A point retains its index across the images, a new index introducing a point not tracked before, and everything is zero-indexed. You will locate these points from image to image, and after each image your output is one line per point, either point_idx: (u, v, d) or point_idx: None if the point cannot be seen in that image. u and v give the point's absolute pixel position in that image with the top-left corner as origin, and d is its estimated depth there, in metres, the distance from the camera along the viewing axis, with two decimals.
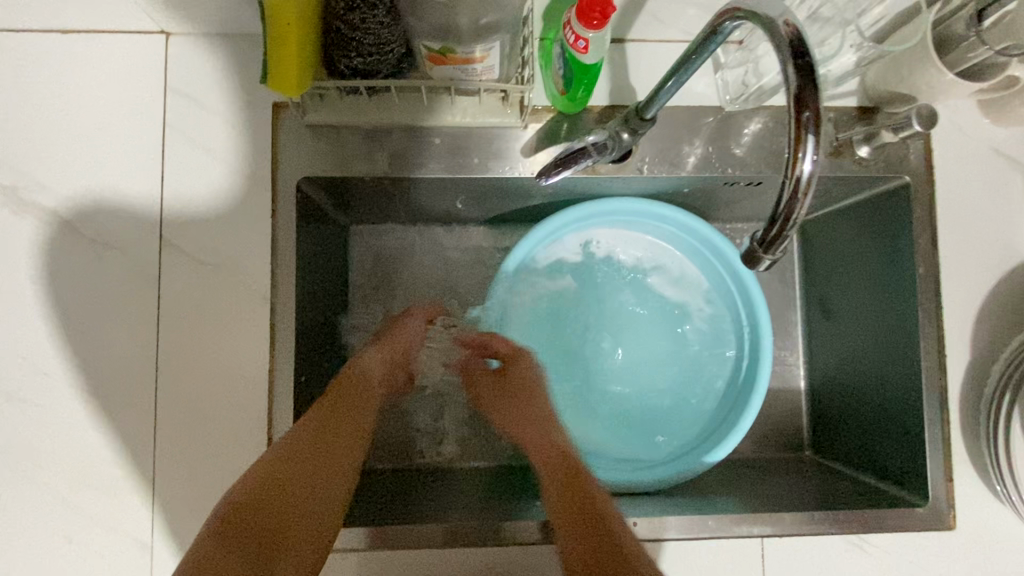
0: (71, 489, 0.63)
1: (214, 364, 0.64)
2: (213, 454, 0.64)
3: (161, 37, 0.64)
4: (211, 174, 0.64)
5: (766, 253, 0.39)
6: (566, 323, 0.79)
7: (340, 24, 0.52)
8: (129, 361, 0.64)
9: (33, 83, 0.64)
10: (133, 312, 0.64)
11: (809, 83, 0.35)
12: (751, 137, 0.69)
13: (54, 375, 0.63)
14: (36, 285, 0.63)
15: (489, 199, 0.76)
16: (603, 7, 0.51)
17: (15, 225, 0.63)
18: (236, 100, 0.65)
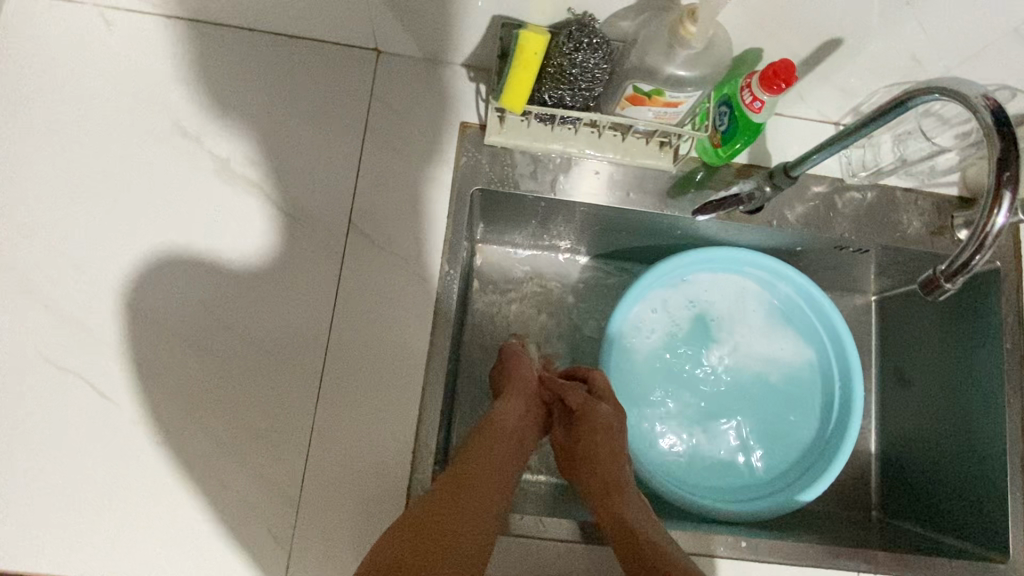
0: (229, 437, 0.66)
1: (378, 341, 0.69)
2: (365, 426, 0.67)
3: (375, 53, 0.74)
4: (400, 173, 0.72)
5: (948, 279, 0.48)
6: (669, 361, 0.85)
7: (562, 59, 0.60)
8: (301, 326, 0.69)
9: (258, 75, 0.73)
10: (313, 282, 0.69)
11: (1010, 147, 0.44)
12: (866, 208, 0.78)
13: (228, 332, 0.68)
14: (231, 246, 0.70)
15: (620, 233, 0.84)
16: (787, 76, 0.59)
17: (223, 191, 0.70)
18: (430, 115, 0.73)
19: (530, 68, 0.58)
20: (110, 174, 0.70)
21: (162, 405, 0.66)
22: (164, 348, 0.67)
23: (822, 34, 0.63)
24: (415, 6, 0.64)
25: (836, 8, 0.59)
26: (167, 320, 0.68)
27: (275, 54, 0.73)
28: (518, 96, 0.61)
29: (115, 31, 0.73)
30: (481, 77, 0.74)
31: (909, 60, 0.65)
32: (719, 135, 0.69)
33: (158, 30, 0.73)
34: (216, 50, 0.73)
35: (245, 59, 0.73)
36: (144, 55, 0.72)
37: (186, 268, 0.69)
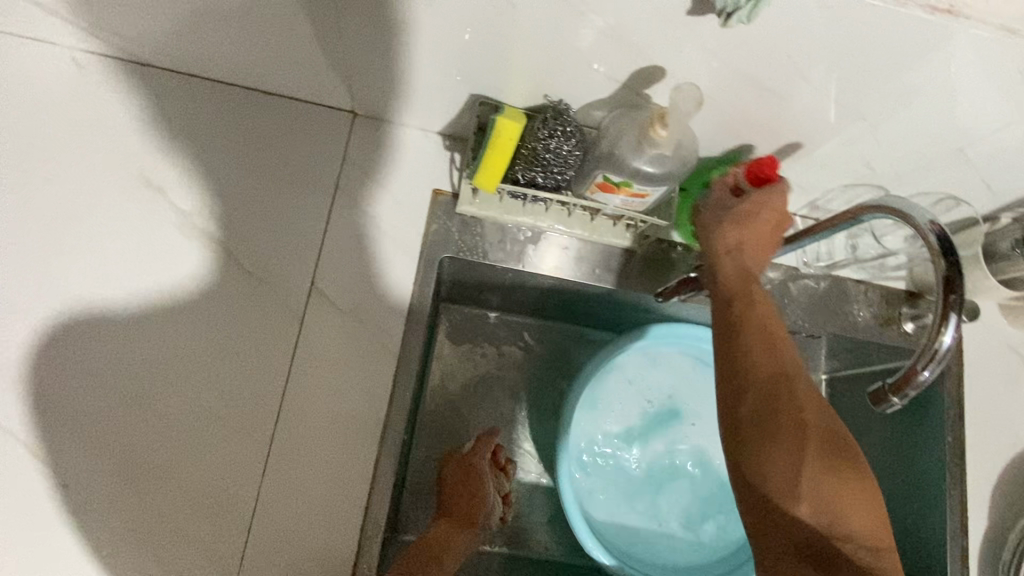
0: (167, 503, 0.63)
1: (334, 407, 0.67)
2: (315, 495, 0.65)
3: (349, 115, 0.74)
4: (369, 236, 0.72)
5: (896, 395, 0.50)
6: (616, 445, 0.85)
7: (535, 144, 0.61)
8: (254, 388, 0.66)
9: (229, 127, 0.72)
10: (270, 341, 0.68)
11: (954, 273, 0.47)
12: (820, 296, 0.80)
13: (176, 391, 0.65)
14: (188, 300, 0.68)
15: (583, 304, 0.85)
16: (772, 172, 0.55)
17: (185, 243, 0.69)
18: (402, 180, 0.74)
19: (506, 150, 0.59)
20: (65, 220, 0.68)
21: (97, 466, 0.62)
22: (106, 406, 0.64)
23: (786, 136, 0.66)
24: (397, 77, 0.65)
25: (800, 116, 0.62)
26: (111, 378, 0.65)
27: (253, 106, 0.73)
28: (491, 174, 0.61)
29: (86, 73, 0.71)
30: (456, 146, 0.75)
31: (864, 165, 0.69)
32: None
33: (133, 77, 0.72)
34: (190, 101, 0.72)
35: (219, 112, 0.72)
36: (115, 101, 0.71)
37: (137, 324, 0.66)
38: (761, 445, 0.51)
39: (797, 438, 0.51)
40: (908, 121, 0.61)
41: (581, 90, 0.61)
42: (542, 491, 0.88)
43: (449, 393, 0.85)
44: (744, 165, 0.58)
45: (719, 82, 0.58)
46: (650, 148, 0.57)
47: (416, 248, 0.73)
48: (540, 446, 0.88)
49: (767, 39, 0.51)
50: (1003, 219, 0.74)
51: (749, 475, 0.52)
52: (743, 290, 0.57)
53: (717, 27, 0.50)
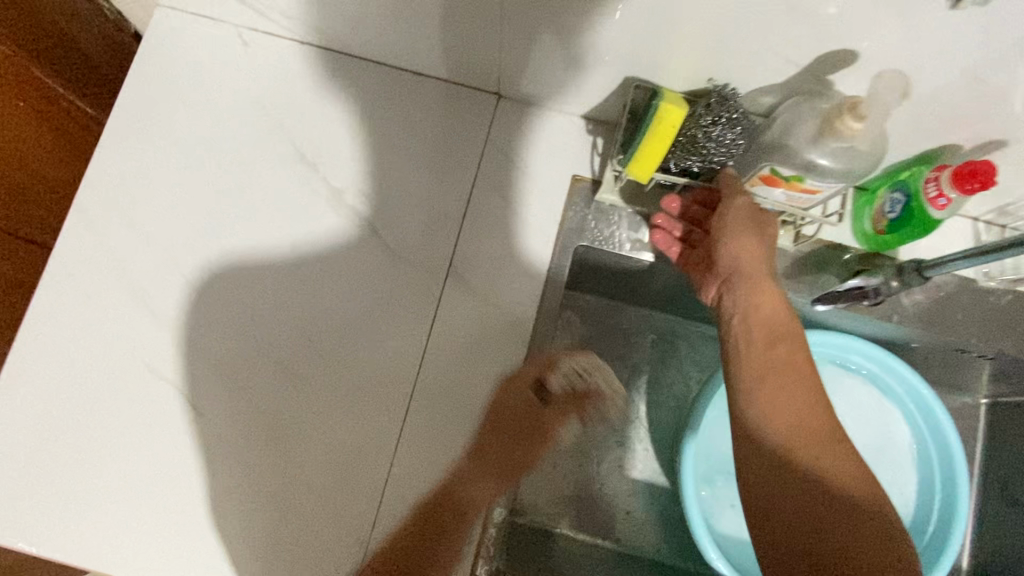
0: (305, 467, 0.66)
1: (463, 389, 0.68)
2: (441, 475, 0.66)
3: (494, 97, 0.73)
4: (505, 221, 0.71)
5: None
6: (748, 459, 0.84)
7: (695, 130, 0.58)
8: (389, 363, 0.68)
9: (378, 106, 0.73)
10: (406, 320, 0.69)
11: None
12: (1001, 315, 0.71)
13: (318, 362, 0.68)
14: (333, 274, 0.70)
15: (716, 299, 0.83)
16: (985, 177, 0.55)
17: (331, 219, 0.71)
18: (542, 165, 0.72)
19: (663, 138, 0.55)
20: (224, 192, 0.72)
21: (245, 425, 0.67)
22: (255, 371, 0.68)
23: (984, 132, 0.58)
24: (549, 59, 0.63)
25: (1008, 111, 0.54)
26: (261, 344, 0.68)
27: (398, 86, 0.73)
28: (645, 161, 0.58)
29: (248, 52, 0.74)
30: (598, 132, 0.73)
31: None
32: (885, 222, 0.65)
33: (291, 56, 0.74)
34: (341, 81, 0.74)
35: (367, 92, 0.74)
36: (273, 80, 0.74)
37: (283, 294, 0.69)
38: (784, 413, 0.59)
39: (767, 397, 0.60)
40: None
41: (749, 76, 0.57)
42: (659, 490, 0.86)
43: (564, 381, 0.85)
44: (949, 167, 0.58)
45: (916, 71, 0.51)
46: (830, 139, 0.52)
47: (552, 235, 0.71)
48: (661, 444, 0.87)
49: (993, 23, 0.45)
50: None
51: (749, 456, 0.58)
52: (750, 276, 0.63)
53: (946, 7, 0.44)
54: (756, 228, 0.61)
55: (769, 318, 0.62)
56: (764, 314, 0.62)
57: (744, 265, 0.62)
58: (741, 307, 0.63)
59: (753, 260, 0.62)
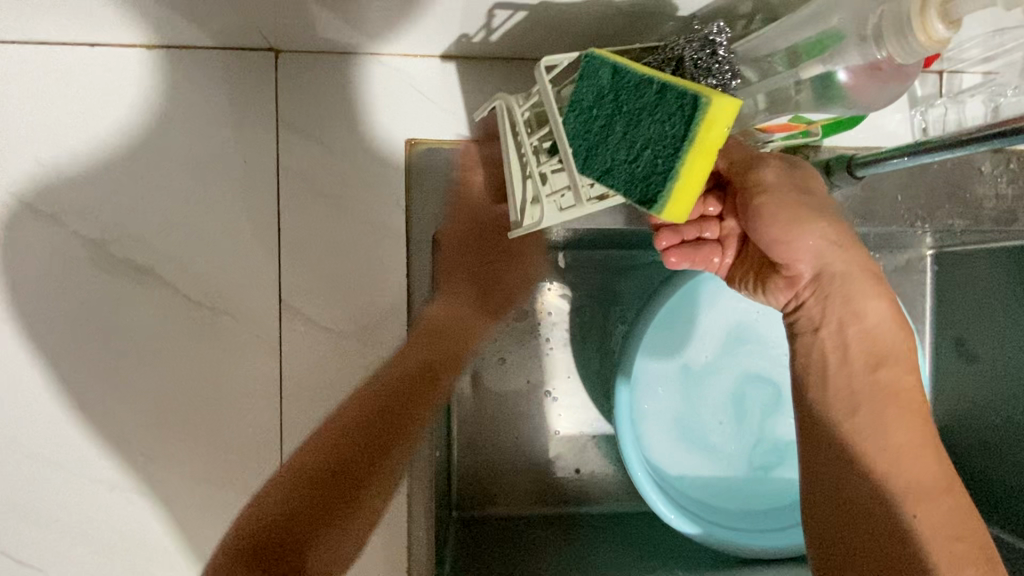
0: (188, 519, 0.64)
1: (330, 398, 0.65)
2: None
3: (271, 54, 0.63)
4: (327, 215, 0.64)
5: None
6: (696, 384, 0.70)
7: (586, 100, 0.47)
8: (251, 397, 0.64)
9: (140, 105, 0.63)
10: (253, 345, 0.64)
11: None
12: None
13: (184, 409, 0.64)
14: (155, 319, 0.63)
15: (621, 235, 0.72)
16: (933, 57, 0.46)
17: (133, 267, 0.63)
18: (355, 134, 0.64)
19: (711, 152, 0.42)
20: (14, 251, 0.62)
21: (115, 504, 0.64)
22: (155, 438, 0.64)
23: None
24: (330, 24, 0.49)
25: None
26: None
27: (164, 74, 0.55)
28: (685, 197, 0.43)
29: (16, 81, 0.62)
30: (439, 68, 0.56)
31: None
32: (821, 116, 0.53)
33: (65, 75, 0.62)
34: (117, 83, 0.62)
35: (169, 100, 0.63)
36: (57, 106, 0.62)
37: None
38: (890, 438, 0.49)
39: (878, 420, 0.50)
40: None
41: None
42: (602, 440, 0.78)
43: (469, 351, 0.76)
44: None
45: None
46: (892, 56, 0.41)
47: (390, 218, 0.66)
48: (597, 395, 0.78)
49: None
50: None
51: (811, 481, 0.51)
52: (850, 275, 0.50)
53: None
54: (813, 203, 0.49)
55: (875, 327, 0.51)
56: (871, 321, 0.51)
57: (832, 262, 0.49)
58: (835, 315, 0.51)
59: (847, 261, 0.50)
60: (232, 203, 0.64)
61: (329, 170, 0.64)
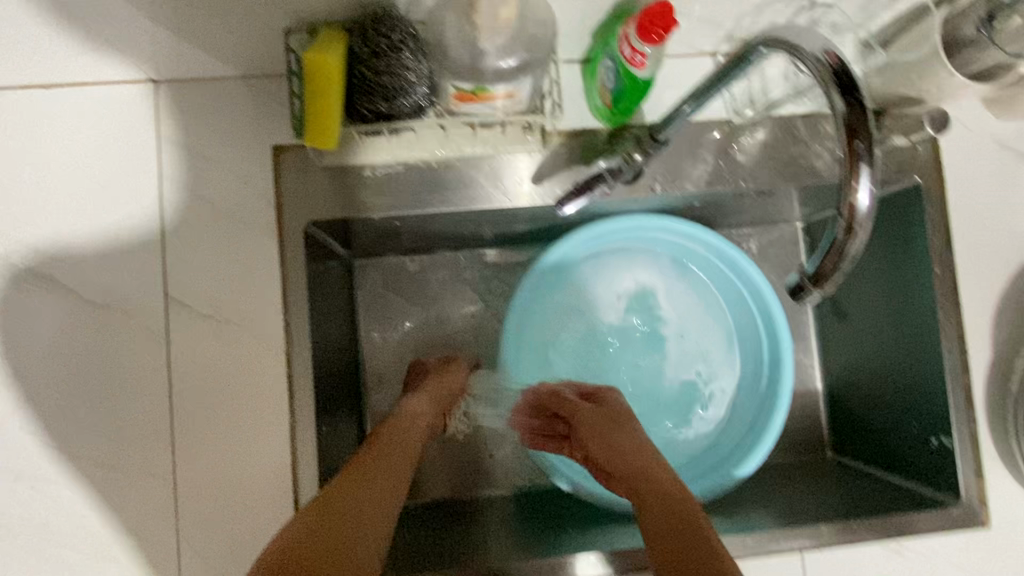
0: (82, 555, 0.61)
1: (227, 417, 0.62)
2: (236, 509, 0.61)
3: (150, 86, 0.61)
4: (205, 225, 0.62)
5: (815, 285, 0.39)
6: (580, 351, 0.77)
7: (365, 70, 0.50)
8: (139, 422, 0.61)
9: (5, 130, 0.61)
10: (138, 367, 0.61)
11: (860, 116, 0.35)
12: (758, 146, 0.68)
13: (67, 439, 0.60)
14: (31, 349, 0.60)
15: (513, 232, 0.79)
16: (665, 23, 0.50)
17: (7, 297, 0.60)
18: (225, 142, 0.61)
19: (329, 108, 0.48)
20: None
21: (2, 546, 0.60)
22: (40, 469, 0.60)
23: None
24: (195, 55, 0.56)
25: None
26: (17, 430, 0.60)
27: (51, 114, 0.61)
28: (321, 133, 0.49)
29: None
30: None
31: None
32: (609, 95, 0.60)
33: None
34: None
35: (10, 116, 0.60)
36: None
37: (22, 379, 0.60)
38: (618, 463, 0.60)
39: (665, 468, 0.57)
40: None
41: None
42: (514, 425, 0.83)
43: (381, 350, 0.83)
44: (634, 21, 0.51)
45: None
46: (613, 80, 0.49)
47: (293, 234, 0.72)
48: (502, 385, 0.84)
49: None
50: None
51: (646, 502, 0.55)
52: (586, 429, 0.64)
53: None
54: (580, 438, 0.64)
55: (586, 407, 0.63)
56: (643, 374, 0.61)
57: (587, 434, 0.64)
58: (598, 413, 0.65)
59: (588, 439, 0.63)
60: (105, 224, 0.61)
61: (204, 179, 0.62)
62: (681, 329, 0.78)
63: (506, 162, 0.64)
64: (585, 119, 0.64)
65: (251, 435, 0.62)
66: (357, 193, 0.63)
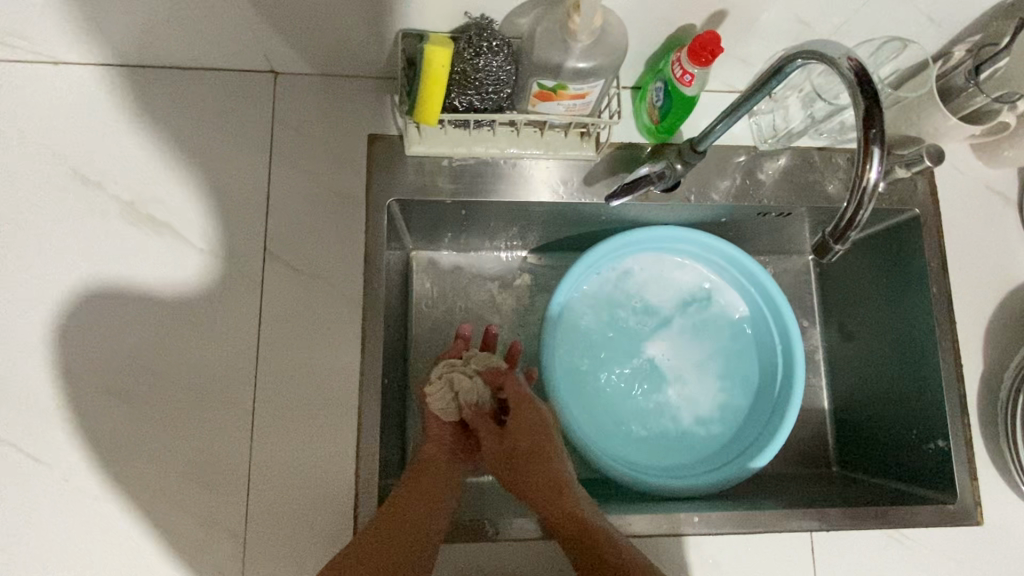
0: (156, 476, 0.65)
1: (300, 361, 0.68)
2: (300, 445, 0.66)
3: (272, 76, 0.74)
4: (303, 194, 0.72)
5: (837, 243, 0.48)
6: (612, 341, 0.85)
7: (465, 66, 0.61)
8: (224, 357, 0.68)
9: (151, 102, 0.73)
10: (231, 308, 0.69)
11: (874, 105, 0.44)
12: (779, 171, 0.79)
13: (160, 365, 0.68)
14: (143, 283, 0.69)
15: (559, 237, 0.88)
16: (712, 48, 0.60)
17: (130, 237, 0.70)
18: (329, 128, 0.73)
19: (438, 90, 0.59)
20: (34, 217, 0.70)
21: (83, 458, 0.65)
22: (132, 391, 0.67)
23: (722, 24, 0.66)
24: (315, 47, 0.68)
25: None
26: (119, 354, 0.67)
27: (190, 92, 0.73)
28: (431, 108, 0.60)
29: (22, 75, 0.72)
30: (391, 92, 0.74)
31: (797, 23, 0.66)
32: (657, 112, 0.71)
33: (61, 70, 0.72)
34: (132, 88, 0.73)
35: (154, 93, 0.73)
36: (51, 92, 0.72)
37: (133, 308, 0.69)
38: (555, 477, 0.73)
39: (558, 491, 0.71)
40: None
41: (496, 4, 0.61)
42: None
43: (428, 339, 0.86)
44: (686, 47, 0.63)
45: None
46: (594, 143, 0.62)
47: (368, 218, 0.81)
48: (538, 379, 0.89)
49: None
50: (956, 52, 0.70)
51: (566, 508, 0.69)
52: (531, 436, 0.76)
53: None
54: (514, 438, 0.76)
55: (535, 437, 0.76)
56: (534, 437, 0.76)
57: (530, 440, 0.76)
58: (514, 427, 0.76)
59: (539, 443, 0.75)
60: (218, 185, 0.71)
61: (308, 154, 0.72)
62: (703, 329, 0.87)
63: (565, 165, 0.75)
64: (633, 134, 0.76)
65: (318, 376, 0.68)
66: (432, 178, 0.74)
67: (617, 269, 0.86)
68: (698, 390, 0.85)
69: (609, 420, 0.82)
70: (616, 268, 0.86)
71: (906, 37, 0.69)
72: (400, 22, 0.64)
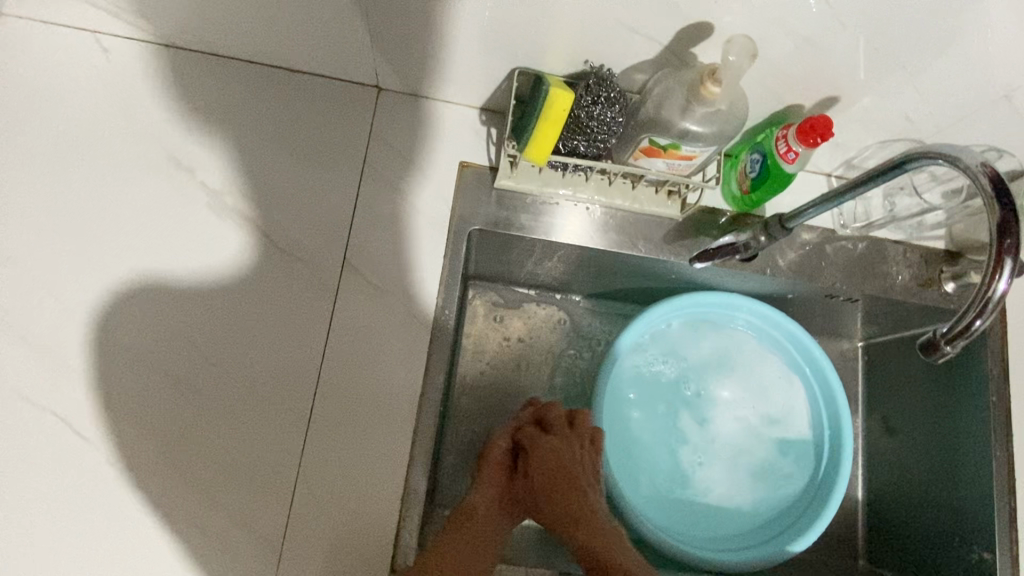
0: (201, 472, 0.64)
1: (361, 376, 0.67)
2: (349, 462, 0.65)
3: (374, 90, 0.74)
4: (388, 210, 0.72)
5: (949, 343, 0.50)
6: (658, 400, 0.84)
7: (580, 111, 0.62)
8: (287, 361, 0.67)
9: (252, 97, 0.73)
10: (300, 313, 0.68)
11: (1010, 220, 0.45)
12: (853, 258, 0.79)
13: (221, 360, 0.67)
14: (218, 274, 0.69)
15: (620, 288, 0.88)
16: (823, 131, 0.61)
17: (212, 227, 0.69)
18: (422, 150, 0.74)
19: (553, 131, 0.60)
20: (122, 194, 0.70)
21: (129, 442, 0.64)
22: (191, 381, 0.66)
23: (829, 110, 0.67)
24: (429, 70, 0.69)
25: (830, 69, 0.61)
26: (184, 342, 0.67)
27: (292, 94, 0.74)
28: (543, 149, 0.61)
29: (130, 50, 0.73)
30: (489, 123, 0.75)
31: (902, 119, 0.67)
32: (748, 182, 0.71)
33: (171, 53, 0.73)
34: (237, 81, 0.73)
35: (256, 87, 0.73)
36: (156, 73, 0.73)
37: (204, 298, 0.68)
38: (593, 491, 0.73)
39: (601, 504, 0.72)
40: (947, 68, 0.60)
41: (620, 58, 0.62)
42: None
43: (475, 369, 0.85)
44: (795, 125, 0.64)
45: None
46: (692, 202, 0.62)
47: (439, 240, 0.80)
48: None
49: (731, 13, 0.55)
50: None
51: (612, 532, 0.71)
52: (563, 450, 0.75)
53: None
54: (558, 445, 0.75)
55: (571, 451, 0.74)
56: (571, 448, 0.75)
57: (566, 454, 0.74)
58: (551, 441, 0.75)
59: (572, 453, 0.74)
60: (305, 189, 0.71)
61: (399, 173, 0.73)
62: (750, 402, 0.86)
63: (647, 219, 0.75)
64: (717, 200, 0.76)
65: (378, 395, 0.67)
66: (514, 213, 0.74)
67: (673, 329, 0.85)
68: (738, 462, 0.84)
69: (652, 483, 0.81)
70: (672, 328, 0.85)
71: (1003, 149, 0.70)
72: (519, 61, 0.65)
